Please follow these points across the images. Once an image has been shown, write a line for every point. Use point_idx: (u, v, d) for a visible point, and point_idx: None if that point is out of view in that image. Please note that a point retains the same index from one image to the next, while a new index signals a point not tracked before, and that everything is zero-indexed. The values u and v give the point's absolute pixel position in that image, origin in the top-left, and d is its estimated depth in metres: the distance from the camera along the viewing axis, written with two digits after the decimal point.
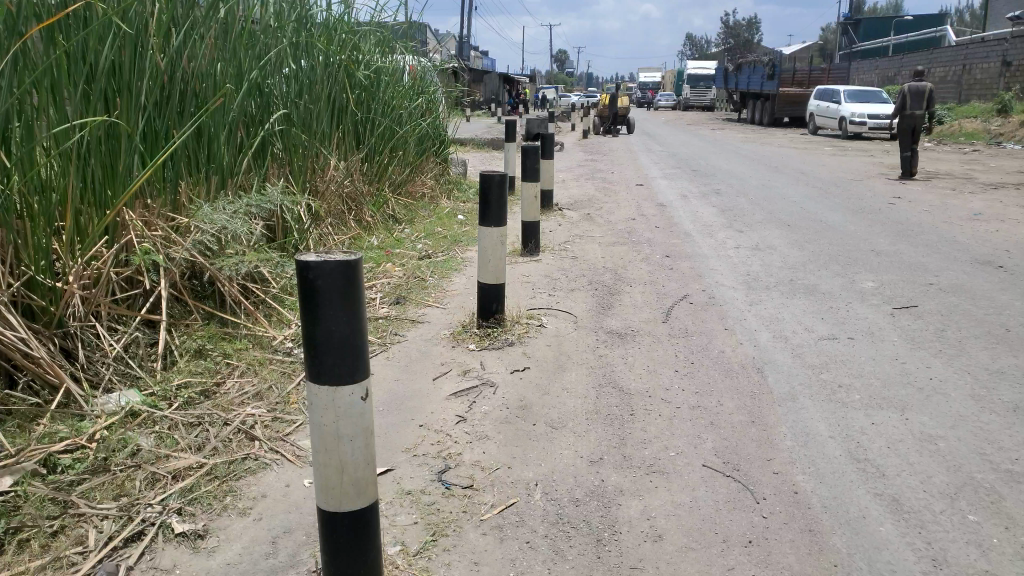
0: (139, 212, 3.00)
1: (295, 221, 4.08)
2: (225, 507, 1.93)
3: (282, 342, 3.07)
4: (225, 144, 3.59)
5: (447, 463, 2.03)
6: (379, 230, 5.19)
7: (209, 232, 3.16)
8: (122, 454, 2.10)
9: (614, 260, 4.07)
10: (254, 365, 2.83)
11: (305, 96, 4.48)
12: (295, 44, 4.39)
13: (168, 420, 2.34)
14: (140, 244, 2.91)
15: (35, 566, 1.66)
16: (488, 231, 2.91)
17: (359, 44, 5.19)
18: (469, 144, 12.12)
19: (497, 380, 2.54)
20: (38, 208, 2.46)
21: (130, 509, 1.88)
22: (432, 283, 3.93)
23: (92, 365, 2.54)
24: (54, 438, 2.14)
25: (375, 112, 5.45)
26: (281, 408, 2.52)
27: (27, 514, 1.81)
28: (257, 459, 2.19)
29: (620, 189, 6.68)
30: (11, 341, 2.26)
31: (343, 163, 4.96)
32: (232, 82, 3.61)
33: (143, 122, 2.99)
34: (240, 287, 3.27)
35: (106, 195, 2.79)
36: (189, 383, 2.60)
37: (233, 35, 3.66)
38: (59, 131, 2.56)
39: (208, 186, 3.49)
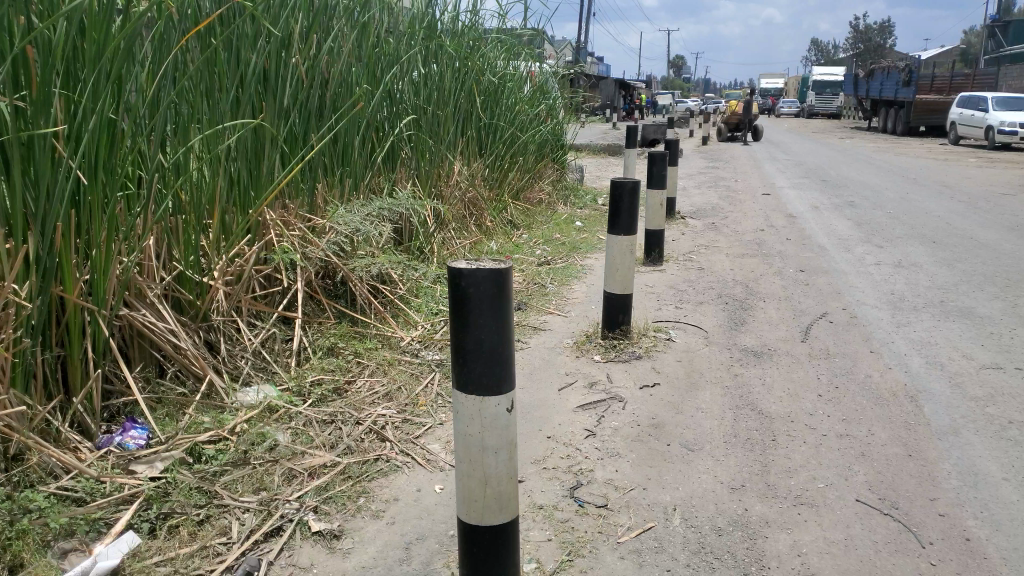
0: (279, 212, 3.10)
1: (421, 224, 4.14)
2: (359, 508, 1.94)
3: (409, 343, 3.10)
4: (358, 148, 3.67)
5: (579, 479, 1.96)
6: (498, 235, 5.21)
7: (343, 233, 3.27)
8: (261, 448, 2.16)
9: (744, 274, 3.90)
10: (383, 365, 2.87)
11: (433, 102, 4.55)
12: (425, 50, 4.47)
13: (303, 416, 2.40)
14: (279, 243, 3.01)
15: (183, 553, 1.71)
16: (617, 240, 2.81)
17: (485, 50, 5.23)
18: (585, 150, 12.08)
19: (627, 395, 2.46)
20: (191, 206, 2.58)
21: (270, 503, 1.92)
22: (554, 290, 3.89)
23: (233, 358, 2.64)
24: (199, 428, 2.22)
25: (498, 118, 5.48)
26: (410, 410, 2.53)
27: (177, 501, 1.87)
28: (389, 461, 2.20)
29: (744, 199, 6.44)
30: (162, 332, 2.37)
31: (465, 168, 5.01)
32: (367, 88, 3.69)
33: (285, 125, 3.09)
34: (370, 288, 3.34)
35: (250, 196, 2.90)
36: (322, 381, 2.66)
37: (369, 42, 3.74)
38: (212, 134, 2.67)
39: (341, 188, 3.58)
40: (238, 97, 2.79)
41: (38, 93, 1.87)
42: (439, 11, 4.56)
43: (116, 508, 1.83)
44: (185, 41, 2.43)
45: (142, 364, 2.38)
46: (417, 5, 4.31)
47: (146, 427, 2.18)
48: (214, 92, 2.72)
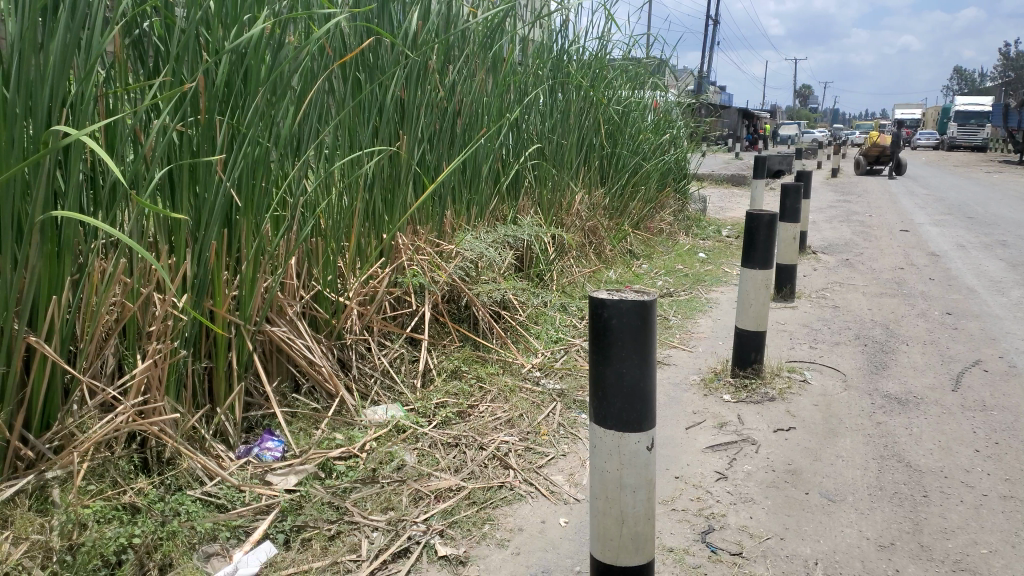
0: (409, 237, 3.18)
1: (543, 252, 4.15)
2: (484, 536, 1.94)
3: (529, 370, 3.10)
4: (485, 176, 3.74)
5: (711, 524, 1.88)
6: (618, 264, 5.15)
7: (469, 258, 3.32)
8: (389, 467, 2.20)
9: (883, 314, 3.67)
10: (505, 391, 2.87)
11: (558, 131, 4.58)
12: (553, 80, 4.51)
13: (429, 438, 2.42)
14: (410, 266, 3.08)
15: (316, 566, 1.75)
16: (751, 274, 2.71)
17: (611, 80, 5.23)
18: (706, 179, 11.86)
19: (760, 438, 2.35)
20: (331, 229, 2.68)
21: (397, 524, 1.94)
22: (677, 322, 3.79)
23: (363, 377, 2.71)
24: (331, 443, 2.28)
25: (621, 147, 5.45)
26: (532, 438, 2.52)
27: (310, 515, 1.93)
28: (512, 489, 2.19)
29: (880, 235, 6.11)
30: (299, 348, 2.46)
31: (587, 197, 5.00)
32: (496, 117, 3.76)
33: (419, 154, 3.18)
34: (493, 313, 3.37)
35: (384, 221, 2.98)
36: (446, 403, 2.69)
37: (500, 73, 3.81)
38: (353, 161, 2.77)
39: (468, 215, 3.65)
40: (377, 126, 2.88)
41: (203, 120, 1.99)
42: (567, 42, 4.59)
43: (253, 517, 1.89)
44: (334, 74, 2.54)
45: (280, 378, 2.47)
46: (546, 37, 4.36)
47: (282, 439, 2.27)
48: (357, 120, 2.82)
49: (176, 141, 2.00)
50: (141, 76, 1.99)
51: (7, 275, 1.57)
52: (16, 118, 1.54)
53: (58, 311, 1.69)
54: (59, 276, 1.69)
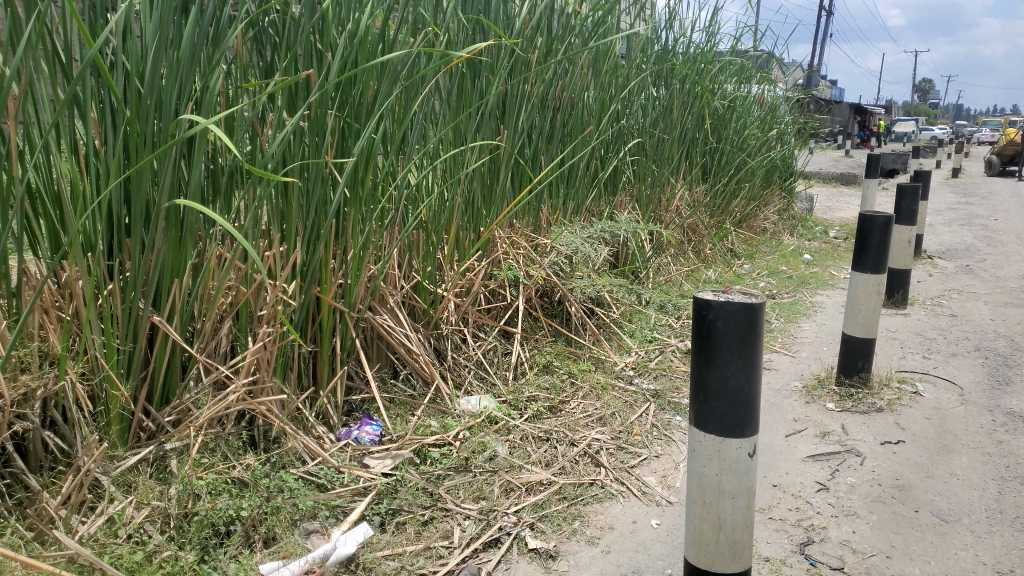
0: (507, 231, 3.20)
1: (640, 249, 4.10)
2: (574, 532, 1.94)
3: (623, 369, 3.07)
4: (583, 171, 3.72)
5: (810, 536, 1.81)
6: (718, 264, 5.03)
7: (564, 254, 3.32)
8: (481, 457, 2.23)
9: (1008, 326, 3.43)
10: (597, 388, 2.85)
11: (660, 126, 4.50)
12: (656, 74, 4.44)
13: (521, 431, 2.44)
14: (506, 260, 3.10)
15: (411, 550, 1.80)
16: (862, 279, 2.59)
17: (717, 74, 5.09)
18: (813, 177, 11.41)
19: (865, 450, 2.25)
20: (433, 222, 2.72)
21: (489, 514, 1.97)
22: (779, 326, 3.66)
23: (457, 367, 2.75)
24: (426, 430, 2.33)
25: (724, 143, 5.30)
26: (624, 438, 2.50)
27: (405, 499, 1.98)
28: (604, 487, 2.17)
29: (1006, 240, 5.70)
30: (398, 336, 2.51)
31: (687, 195, 4.90)
32: (597, 112, 3.73)
33: (520, 150, 3.19)
34: (587, 309, 3.35)
35: (482, 216, 3.01)
36: (538, 397, 2.70)
37: (603, 67, 3.77)
38: (455, 157, 2.80)
39: (565, 210, 3.65)
40: (481, 122, 2.90)
41: (315, 116, 2.05)
42: (672, 35, 4.50)
43: (352, 498, 1.96)
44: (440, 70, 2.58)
45: (379, 364, 2.54)
46: (651, 30, 4.29)
47: (380, 424, 2.33)
48: (462, 116, 2.84)
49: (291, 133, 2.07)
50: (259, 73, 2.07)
51: (136, 258, 1.68)
52: (148, 114, 1.64)
53: (180, 293, 1.79)
54: (181, 261, 1.78)
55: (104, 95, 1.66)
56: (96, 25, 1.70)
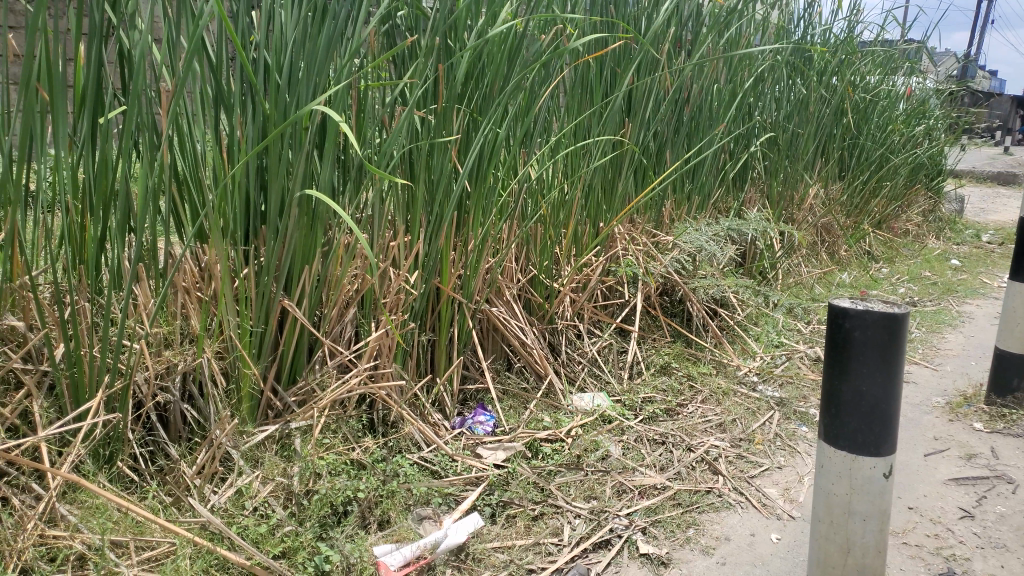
0: (628, 226, 3.13)
1: (768, 248, 3.92)
2: (688, 539, 1.87)
3: (745, 374, 2.94)
4: (710, 166, 3.59)
5: (950, 566, 1.66)
6: (853, 267, 4.74)
7: (687, 251, 3.21)
8: (594, 456, 2.19)
9: None
10: (718, 393, 2.75)
11: (795, 119, 4.27)
12: (792, 65, 4.21)
13: (635, 432, 2.38)
14: (625, 256, 3.03)
15: (520, 544, 1.79)
16: (1017, 291, 2.35)
17: (859, 65, 4.78)
18: (965, 176, 10.57)
19: (1018, 477, 2.04)
20: (552, 216, 2.69)
21: (600, 514, 1.94)
22: (921, 336, 3.40)
23: (571, 363, 2.72)
24: (539, 425, 2.32)
25: (865, 137, 4.98)
26: (745, 446, 2.39)
27: (515, 493, 1.97)
28: (720, 496, 2.09)
29: None
30: (513, 329, 2.50)
31: (822, 192, 4.65)
32: (727, 105, 3.59)
33: (645, 144, 3.10)
34: (708, 310, 3.24)
35: (603, 211, 2.96)
36: (654, 398, 2.63)
37: (735, 59, 3.62)
38: (578, 151, 2.75)
39: (689, 206, 3.54)
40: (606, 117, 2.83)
41: (442, 109, 2.06)
42: (811, 24, 4.26)
43: (463, 487, 1.98)
44: (567, 63, 2.54)
45: (494, 356, 2.54)
46: (787, 19, 4.08)
47: (493, 415, 2.34)
48: (588, 110, 2.78)
49: (417, 126, 2.09)
50: (388, 68, 2.11)
51: (270, 243, 1.75)
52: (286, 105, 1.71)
53: (309, 279, 1.85)
54: (310, 248, 1.85)
55: (245, 89, 1.74)
56: (241, 23, 1.78)
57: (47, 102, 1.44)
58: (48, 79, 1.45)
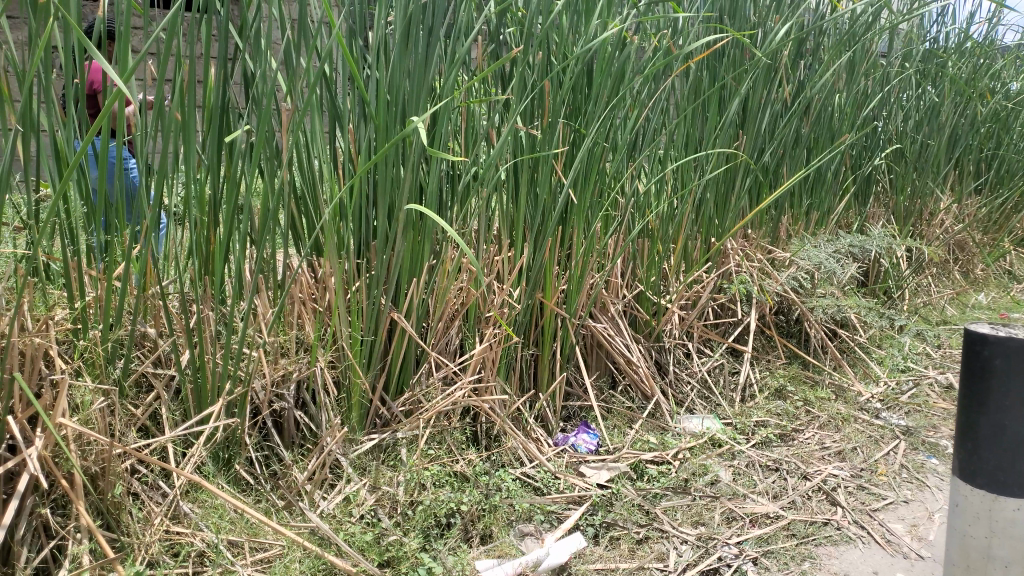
0: (741, 242, 3.02)
1: (893, 267, 3.69)
2: (804, 573, 1.77)
3: (868, 400, 2.76)
4: (831, 180, 3.41)
5: None
6: (991, 287, 4.40)
7: (805, 268, 3.06)
8: (701, 480, 2.11)
9: None
10: (837, 419, 2.60)
11: (926, 130, 4.00)
12: (924, 72, 3.95)
13: (746, 457, 2.28)
14: (738, 273, 2.91)
15: (623, 567, 1.75)
16: None
17: (1000, 70, 4.43)
18: None
19: None
20: (660, 230, 2.61)
21: (707, 542, 1.86)
22: None
23: (679, 383, 2.65)
24: (644, 446, 2.26)
25: (1006, 148, 4.60)
26: (867, 477, 2.24)
27: (619, 514, 1.93)
28: (839, 529, 1.97)
29: None
30: (619, 346, 2.45)
31: (955, 207, 4.33)
32: (849, 116, 3.40)
33: (761, 156, 2.97)
34: (827, 331, 3.07)
35: (714, 225, 2.86)
36: (767, 423, 2.52)
37: (859, 67, 3.43)
38: (688, 162, 2.67)
39: (807, 222, 3.38)
40: (717, 128, 2.72)
41: (549, 123, 2.05)
42: (945, 29, 3.99)
43: (566, 506, 1.95)
44: (677, 73, 2.46)
45: (599, 373, 2.49)
46: (918, 24, 3.84)
47: (597, 434, 2.30)
48: (698, 121, 2.68)
49: (522, 140, 2.09)
50: (496, 84, 2.11)
51: (379, 256, 1.79)
52: (395, 118, 1.75)
53: (416, 292, 1.88)
54: (417, 261, 1.88)
55: (358, 106, 1.79)
56: (355, 42, 1.84)
57: (181, 123, 1.54)
58: (182, 102, 1.55)
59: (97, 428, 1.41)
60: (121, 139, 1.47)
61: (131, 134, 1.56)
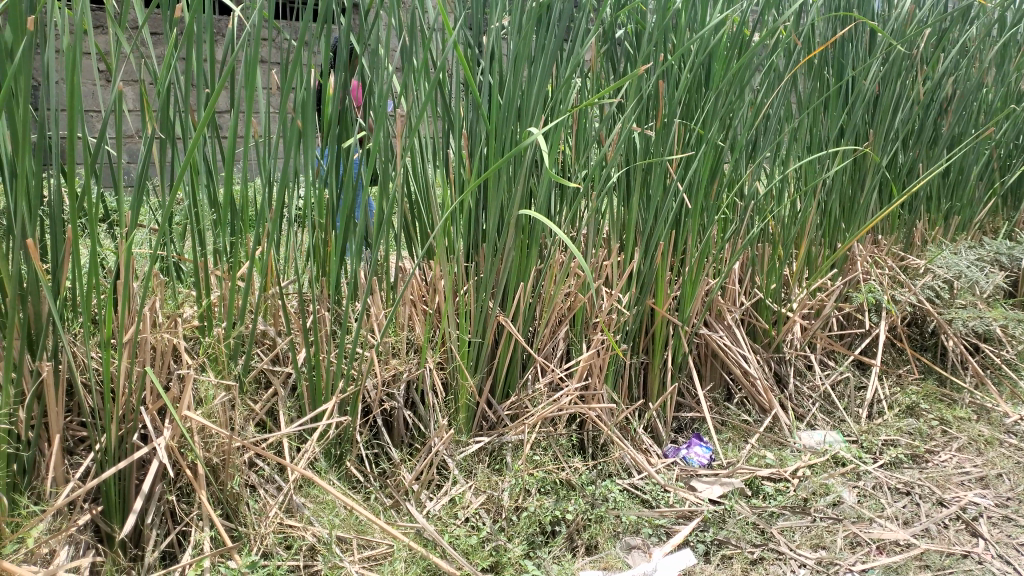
0: (870, 247, 2.83)
1: None
2: None
3: (1015, 422, 2.53)
4: (974, 180, 3.14)
5: None
6: None
7: (943, 277, 2.82)
8: (823, 501, 1.99)
9: None
10: (979, 441, 2.38)
11: None
12: None
13: (873, 478, 2.13)
14: (866, 281, 2.72)
15: None
16: None
17: None
18: None
19: None
20: (781, 235, 2.48)
21: (828, 568, 1.76)
22: None
23: (800, 396, 2.51)
24: (760, 462, 2.16)
25: None
26: (1013, 507, 2.05)
27: (733, 532, 1.85)
28: (981, 562, 1.80)
29: None
30: (735, 356, 2.33)
31: None
32: (998, 110, 3.11)
33: (893, 156, 2.77)
34: (968, 345, 2.84)
35: (840, 230, 2.69)
36: (897, 442, 2.34)
37: (1011, 57, 3.13)
38: (812, 163, 2.52)
39: (946, 226, 3.12)
40: (846, 126, 2.55)
41: (663, 124, 1.98)
42: None
43: (676, 520, 1.88)
44: (801, 69, 2.33)
45: (713, 384, 2.39)
46: None
47: (710, 446, 2.21)
48: (824, 117, 2.53)
49: (635, 142, 2.03)
50: (609, 85, 2.07)
51: (489, 259, 1.78)
52: (507, 121, 1.75)
53: (524, 296, 1.87)
54: (526, 264, 1.86)
55: (471, 110, 1.79)
56: (467, 46, 1.84)
57: (300, 130, 1.59)
58: (303, 109, 1.60)
59: (218, 421, 1.48)
60: (246, 147, 1.53)
61: (256, 141, 1.62)
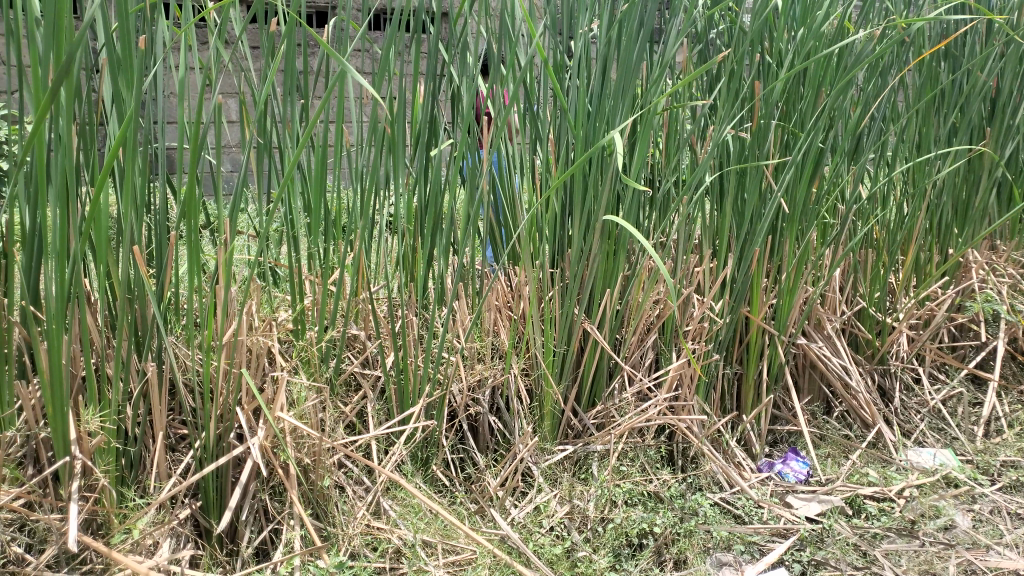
0: (987, 253, 2.64)
1: None
2: None
3: None
4: None
5: None
6: None
7: None
8: (933, 524, 1.86)
9: None
10: None
11: None
12: None
13: (990, 502, 1.98)
14: (982, 289, 2.54)
15: None
16: None
17: None
18: None
19: None
20: (886, 240, 2.35)
21: None
22: None
23: (907, 412, 2.37)
24: (862, 479, 2.04)
25: None
26: None
27: (832, 553, 1.75)
28: None
29: None
30: (836, 368, 2.22)
31: None
32: None
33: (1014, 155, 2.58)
34: None
35: (953, 234, 2.52)
36: (1018, 464, 2.18)
37: None
38: (922, 164, 2.37)
39: None
40: (959, 124, 2.39)
41: (758, 126, 1.90)
42: None
43: (770, 538, 1.81)
44: (910, 65, 2.19)
45: (811, 397, 2.29)
46: None
47: (807, 461, 2.11)
48: (936, 116, 2.37)
49: (729, 145, 1.96)
50: (701, 87, 2.00)
51: (575, 265, 1.76)
52: (595, 126, 1.73)
53: (610, 303, 1.84)
54: (614, 271, 1.83)
55: (559, 115, 1.77)
56: (555, 51, 1.83)
57: (389, 138, 1.62)
58: (393, 118, 1.62)
59: (310, 423, 1.52)
60: (338, 156, 1.57)
61: (348, 150, 1.66)
